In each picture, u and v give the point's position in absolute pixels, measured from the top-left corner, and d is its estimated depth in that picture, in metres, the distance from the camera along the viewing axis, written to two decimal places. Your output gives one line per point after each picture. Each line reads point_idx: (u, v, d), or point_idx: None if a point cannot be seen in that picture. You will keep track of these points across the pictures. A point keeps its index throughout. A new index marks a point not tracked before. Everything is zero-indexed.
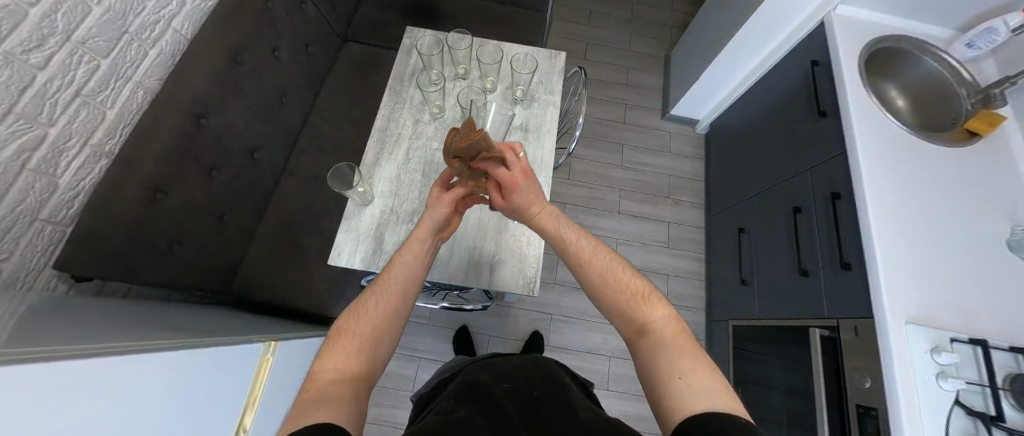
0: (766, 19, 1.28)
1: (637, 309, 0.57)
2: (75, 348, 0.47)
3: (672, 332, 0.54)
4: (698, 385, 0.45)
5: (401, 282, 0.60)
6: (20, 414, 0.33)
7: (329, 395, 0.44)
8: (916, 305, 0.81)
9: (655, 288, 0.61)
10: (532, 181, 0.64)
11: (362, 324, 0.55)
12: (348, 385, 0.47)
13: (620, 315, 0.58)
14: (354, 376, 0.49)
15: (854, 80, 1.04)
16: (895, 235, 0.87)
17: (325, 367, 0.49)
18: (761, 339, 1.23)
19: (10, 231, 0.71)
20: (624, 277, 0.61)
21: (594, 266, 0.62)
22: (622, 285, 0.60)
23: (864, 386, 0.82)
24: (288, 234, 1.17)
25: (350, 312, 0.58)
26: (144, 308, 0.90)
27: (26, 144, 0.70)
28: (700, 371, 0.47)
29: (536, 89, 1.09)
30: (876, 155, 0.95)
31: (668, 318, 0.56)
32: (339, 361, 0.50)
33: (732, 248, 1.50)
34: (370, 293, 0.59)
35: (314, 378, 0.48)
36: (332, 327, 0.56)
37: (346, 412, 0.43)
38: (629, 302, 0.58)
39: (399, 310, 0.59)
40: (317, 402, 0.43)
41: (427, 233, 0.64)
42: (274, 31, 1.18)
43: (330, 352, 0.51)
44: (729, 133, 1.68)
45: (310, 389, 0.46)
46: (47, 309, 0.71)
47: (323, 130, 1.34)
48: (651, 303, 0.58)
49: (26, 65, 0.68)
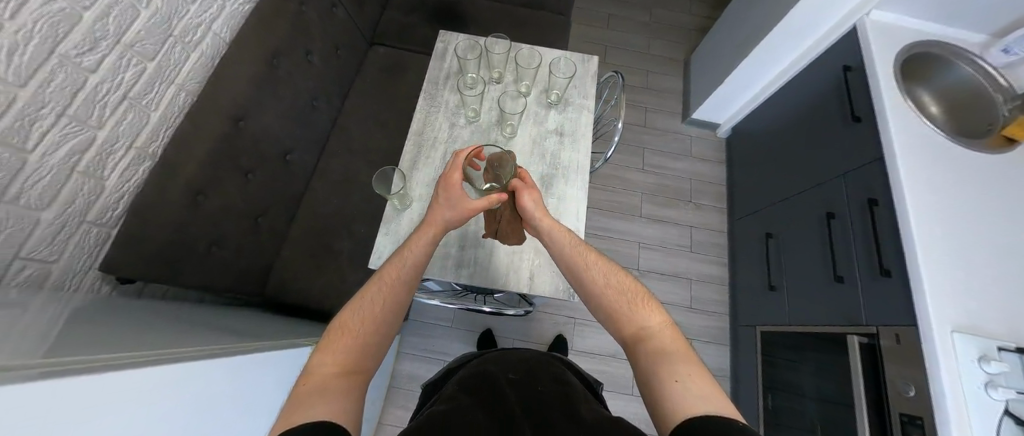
0: (798, 23, 1.28)
1: (634, 315, 0.58)
2: (132, 356, 0.45)
3: (669, 338, 0.54)
4: (694, 387, 0.45)
5: (404, 279, 0.59)
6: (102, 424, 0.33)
7: (326, 390, 0.43)
8: (962, 314, 0.80)
9: (652, 293, 0.62)
10: (540, 195, 0.75)
11: (363, 323, 0.53)
12: (347, 380, 0.46)
13: (617, 322, 0.59)
14: (352, 373, 0.48)
15: (890, 86, 1.04)
16: (938, 242, 0.86)
17: (324, 361, 0.48)
18: (791, 345, 1.22)
19: (59, 234, 0.72)
20: (623, 283, 0.63)
21: (595, 270, 0.64)
22: (622, 289, 0.62)
23: (908, 394, 0.81)
24: (319, 236, 1.16)
25: (350, 306, 0.56)
26: (183, 310, 0.90)
27: (76, 146, 0.71)
28: (697, 374, 0.48)
29: (570, 93, 1.08)
30: (916, 162, 0.95)
31: (666, 324, 0.57)
32: (338, 355, 0.49)
33: (757, 253, 1.50)
34: (371, 285, 0.59)
35: (313, 372, 0.47)
36: (331, 321, 0.55)
37: (340, 407, 0.42)
38: (626, 306, 0.59)
39: (399, 305, 0.58)
40: (313, 397, 0.42)
41: (437, 231, 0.64)
42: (307, 35, 1.18)
43: (330, 347, 0.50)
44: (752, 138, 1.68)
45: (308, 383, 0.45)
46: (93, 310, 0.71)
47: (352, 131, 1.33)
48: (649, 308, 0.59)
49: (79, 67, 0.69)
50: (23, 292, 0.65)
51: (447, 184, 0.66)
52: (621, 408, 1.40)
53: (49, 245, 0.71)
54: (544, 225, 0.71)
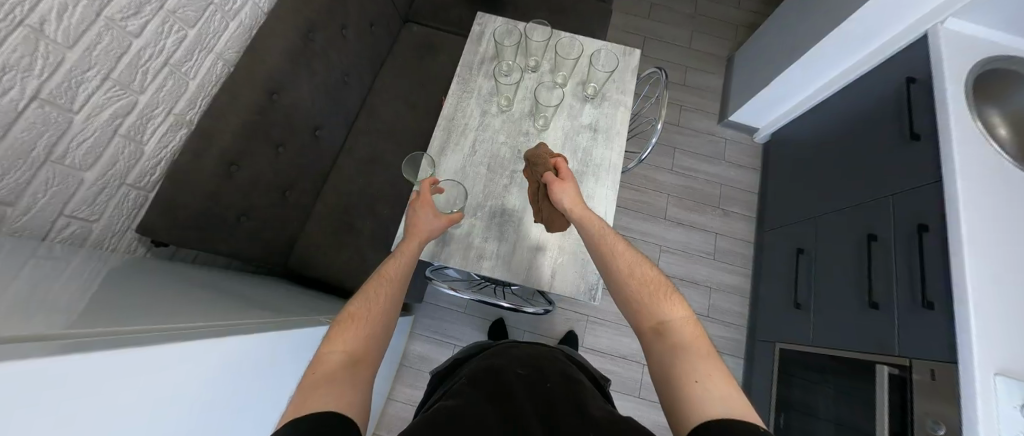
0: (862, 26, 1.18)
1: (655, 308, 0.55)
2: (177, 327, 0.46)
3: (692, 333, 0.52)
4: (715, 390, 0.43)
5: (400, 274, 0.63)
6: (132, 404, 0.33)
7: (336, 378, 0.43)
8: (1009, 357, 0.75)
9: (675, 286, 0.59)
10: (575, 186, 0.74)
11: (371, 314, 0.54)
12: (357, 368, 0.46)
13: (637, 315, 0.57)
14: (362, 361, 0.48)
15: (959, 104, 0.95)
16: (994, 278, 0.80)
17: (335, 349, 0.48)
18: (811, 367, 1.19)
19: (100, 195, 0.74)
20: (646, 274, 0.60)
21: (620, 261, 0.62)
22: (643, 280, 0.59)
23: (936, 432, 0.78)
24: (343, 214, 1.17)
25: (358, 298, 0.57)
26: (212, 276, 0.93)
27: (118, 110, 0.73)
28: (717, 375, 0.45)
29: (608, 87, 1.04)
30: (979, 188, 0.88)
31: (688, 318, 0.54)
32: (348, 343, 0.49)
33: (785, 268, 1.44)
34: (374, 282, 0.60)
35: (323, 359, 0.47)
36: (340, 311, 0.55)
37: (351, 397, 0.42)
38: (647, 298, 0.57)
39: (398, 299, 0.59)
40: (325, 384, 0.42)
41: (421, 240, 0.70)
42: (343, 8, 1.16)
43: (337, 335, 0.50)
44: (793, 147, 1.59)
45: (318, 369, 0.45)
46: (129, 271, 0.74)
47: (381, 110, 1.32)
48: (672, 301, 0.56)
49: (124, 32, 0.69)
50: (67, 249, 0.68)
51: (420, 202, 0.74)
52: (627, 408, 1.41)
53: (91, 205, 0.73)
54: (573, 217, 0.70)
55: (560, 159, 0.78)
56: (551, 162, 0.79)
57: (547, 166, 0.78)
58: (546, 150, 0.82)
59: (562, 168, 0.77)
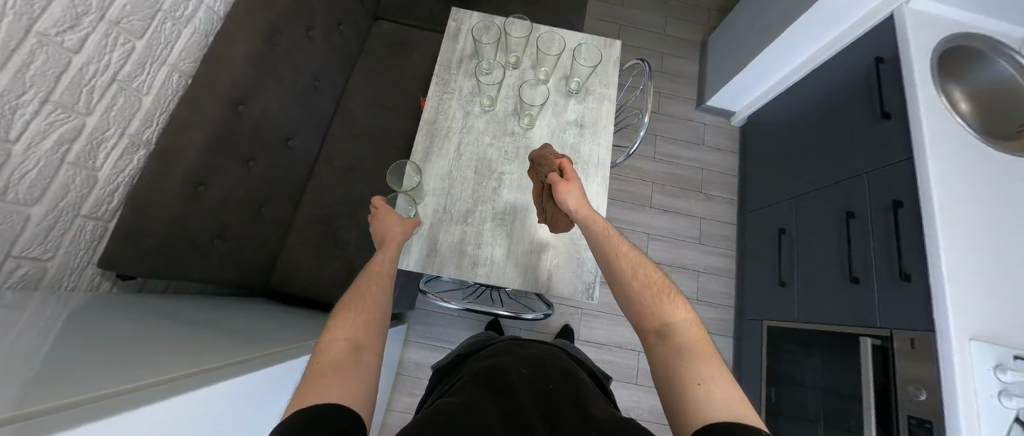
0: (830, 9, 1.20)
1: (658, 309, 0.55)
2: (157, 376, 0.43)
3: (693, 335, 0.52)
4: (717, 394, 0.43)
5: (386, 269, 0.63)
6: None
7: (342, 367, 0.42)
8: (981, 321, 0.80)
9: (678, 289, 0.59)
10: (580, 188, 0.73)
11: (367, 305, 0.53)
12: (361, 354, 0.45)
13: (641, 315, 0.56)
14: (366, 347, 0.47)
15: (926, 81, 0.99)
16: (964, 247, 0.84)
17: (336, 337, 0.47)
18: (798, 341, 1.24)
19: (52, 231, 0.68)
20: (648, 274, 0.60)
21: (625, 262, 0.61)
22: (646, 280, 0.59)
23: (919, 397, 0.83)
24: (325, 226, 1.12)
25: (353, 292, 0.55)
26: (189, 305, 0.88)
27: (63, 135, 0.66)
28: (720, 379, 0.45)
29: (591, 80, 1.02)
30: (947, 162, 0.92)
31: (690, 322, 0.54)
32: (350, 331, 0.48)
33: (769, 247, 1.49)
34: (365, 278, 0.59)
35: (325, 348, 0.45)
36: (336, 304, 0.53)
37: (358, 388, 0.40)
38: (649, 299, 0.57)
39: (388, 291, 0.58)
40: (329, 374, 0.40)
41: (398, 242, 0.70)
42: (307, 8, 1.08)
43: (338, 324, 0.49)
44: (770, 129, 1.63)
45: (322, 358, 0.43)
46: (95, 310, 0.68)
47: (357, 114, 1.26)
48: (674, 303, 0.56)
49: (61, 48, 0.62)
50: (19, 294, 0.61)
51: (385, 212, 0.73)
52: (625, 396, 1.44)
53: (43, 242, 0.67)
54: (578, 218, 0.68)
55: (565, 159, 0.77)
56: (554, 163, 0.77)
57: (551, 167, 0.77)
58: (552, 150, 0.81)
59: (566, 167, 0.76)
